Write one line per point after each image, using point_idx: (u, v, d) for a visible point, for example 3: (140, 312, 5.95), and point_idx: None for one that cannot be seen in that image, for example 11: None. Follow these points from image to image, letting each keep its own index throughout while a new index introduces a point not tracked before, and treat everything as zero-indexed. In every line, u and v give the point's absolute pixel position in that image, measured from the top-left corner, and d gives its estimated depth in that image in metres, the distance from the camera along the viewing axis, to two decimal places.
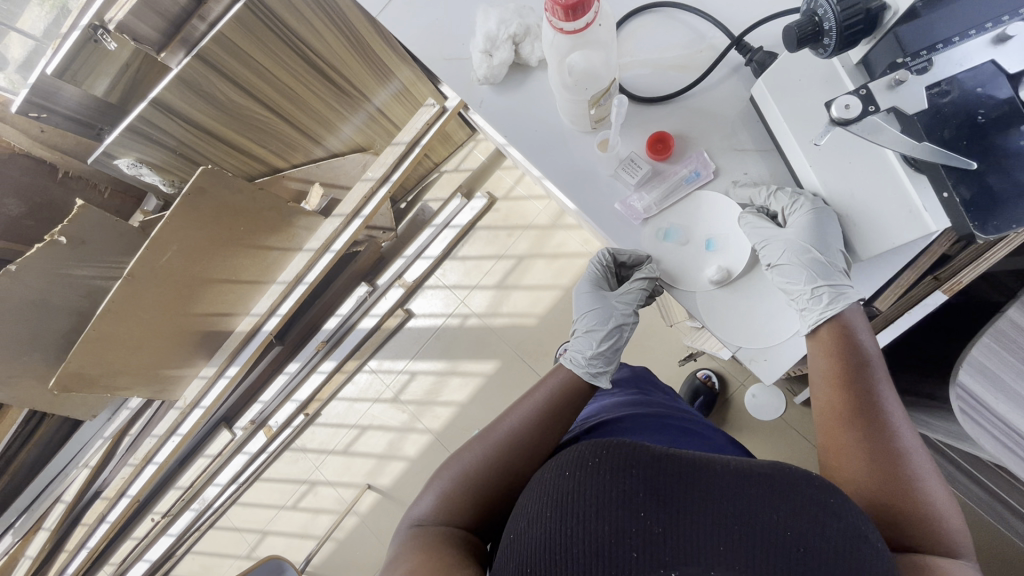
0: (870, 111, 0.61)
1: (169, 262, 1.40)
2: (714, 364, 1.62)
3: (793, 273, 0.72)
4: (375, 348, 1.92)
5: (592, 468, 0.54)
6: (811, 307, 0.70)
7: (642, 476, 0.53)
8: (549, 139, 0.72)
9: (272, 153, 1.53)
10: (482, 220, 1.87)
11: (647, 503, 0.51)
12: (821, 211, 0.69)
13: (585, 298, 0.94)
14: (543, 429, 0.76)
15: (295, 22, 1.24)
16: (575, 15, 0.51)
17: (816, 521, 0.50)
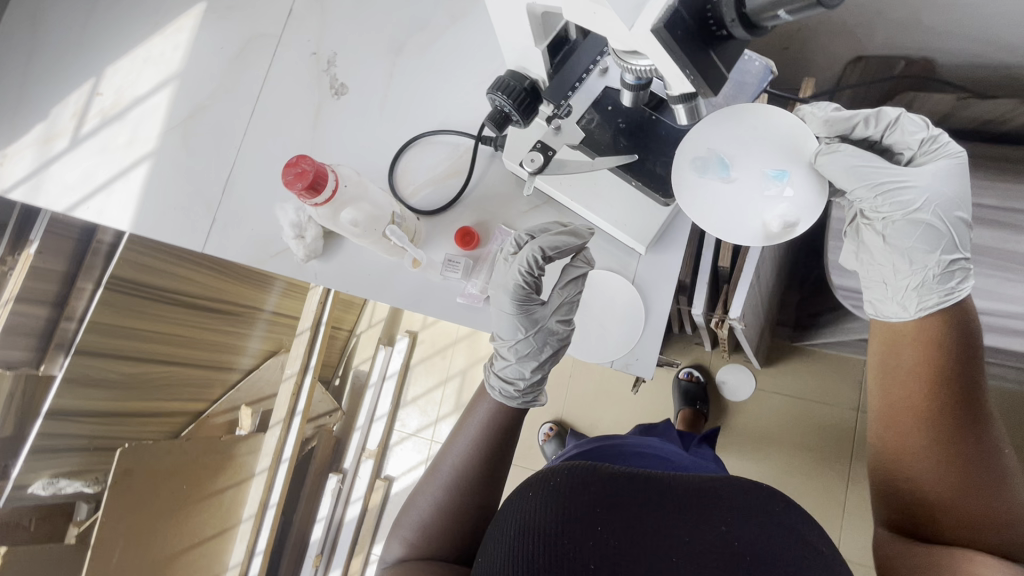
0: (552, 156, 0.64)
1: (122, 559, 1.31)
2: (688, 361, 1.63)
3: (907, 231, 0.73)
4: (372, 535, 1.76)
5: (551, 494, 0.49)
6: (930, 278, 0.71)
7: (606, 492, 0.48)
8: (377, 277, 0.72)
9: (189, 399, 1.53)
10: (414, 357, 1.88)
11: (617, 538, 0.46)
12: (953, 160, 0.72)
13: (505, 320, 0.70)
14: (494, 450, 0.71)
15: (158, 279, 1.30)
16: (317, 189, 0.57)
17: (772, 511, 0.47)
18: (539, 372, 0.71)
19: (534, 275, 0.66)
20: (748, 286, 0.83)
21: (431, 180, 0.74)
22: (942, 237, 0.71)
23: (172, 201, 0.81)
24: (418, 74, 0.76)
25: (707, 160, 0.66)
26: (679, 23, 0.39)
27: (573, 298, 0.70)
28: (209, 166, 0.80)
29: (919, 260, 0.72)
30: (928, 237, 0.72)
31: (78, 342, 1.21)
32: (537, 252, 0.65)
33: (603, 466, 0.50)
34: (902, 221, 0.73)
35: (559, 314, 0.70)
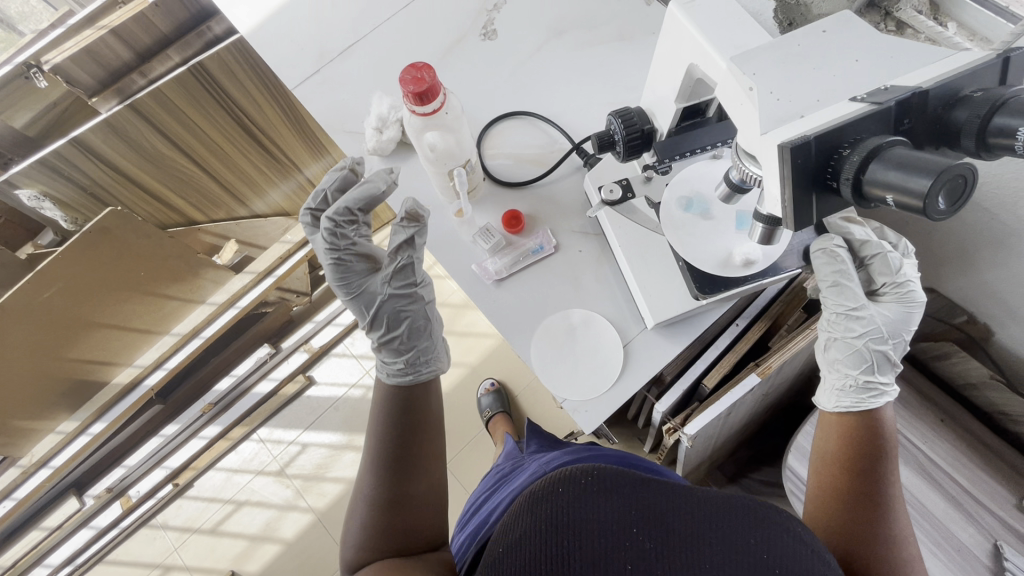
0: (629, 197, 0.66)
1: (52, 299, 1.33)
2: (624, 449, 1.64)
3: (841, 348, 0.77)
4: (267, 416, 1.82)
5: (575, 491, 0.56)
6: (847, 391, 0.75)
7: (633, 495, 0.56)
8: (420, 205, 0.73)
9: (191, 205, 1.55)
10: None
11: (633, 511, 0.55)
12: (905, 309, 0.77)
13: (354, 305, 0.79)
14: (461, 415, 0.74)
15: (233, 89, 1.35)
16: (424, 101, 0.53)
17: (784, 540, 0.54)
18: (403, 339, 0.77)
19: (340, 227, 0.73)
20: (713, 415, 0.84)
21: (513, 154, 0.74)
22: (874, 359, 0.76)
23: (294, 34, 0.83)
24: (559, 62, 0.78)
25: (690, 197, 0.62)
26: (803, 154, 0.42)
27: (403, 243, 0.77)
28: (342, 27, 0.83)
29: (841, 372, 0.77)
30: (858, 360, 0.76)
31: (135, 98, 1.24)
32: (331, 226, 0.73)
33: (625, 470, 0.58)
34: (844, 341, 0.77)
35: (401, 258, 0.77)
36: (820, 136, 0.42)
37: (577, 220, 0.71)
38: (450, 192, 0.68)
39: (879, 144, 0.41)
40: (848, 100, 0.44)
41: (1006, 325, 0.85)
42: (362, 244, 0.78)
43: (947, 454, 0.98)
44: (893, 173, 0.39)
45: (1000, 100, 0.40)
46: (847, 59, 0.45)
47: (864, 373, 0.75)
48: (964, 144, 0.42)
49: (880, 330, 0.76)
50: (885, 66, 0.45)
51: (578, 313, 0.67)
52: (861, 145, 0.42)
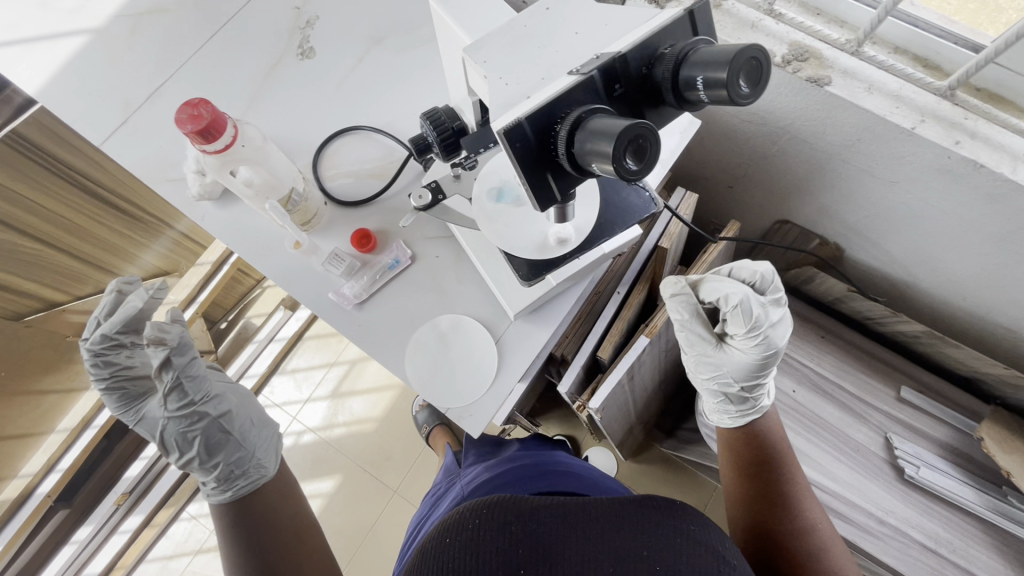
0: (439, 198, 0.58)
1: None
2: (566, 431, 1.67)
3: (704, 383, 0.87)
4: (194, 490, 1.69)
5: (462, 539, 0.51)
6: (716, 412, 0.88)
7: (522, 530, 0.51)
8: (264, 242, 0.68)
9: (52, 287, 1.38)
10: (310, 329, 1.83)
11: (520, 549, 0.49)
12: (757, 354, 0.80)
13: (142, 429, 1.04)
14: None
15: (62, 151, 1.23)
16: (209, 138, 0.53)
17: (678, 540, 0.51)
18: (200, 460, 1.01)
19: (104, 356, 0.98)
20: (612, 384, 0.86)
21: (353, 172, 0.71)
22: (728, 395, 0.84)
23: (89, 86, 0.76)
24: (385, 70, 0.76)
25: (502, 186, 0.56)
26: (518, 137, 0.41)
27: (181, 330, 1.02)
28: (145, 69, 0.76)
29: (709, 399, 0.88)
30: (717, 395, 0.86)
31: None
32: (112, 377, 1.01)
33: (513, 504, 0.53)
34: (703, 378, 0.87)
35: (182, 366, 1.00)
36: (531, 115, 0.41)
37: (428, 226, 0.69)
38: (285, 224, 0.64)
39: (579, 115, 0.41)
40: (565, 74, 0.44)
41: (847, 240, 0.94)
42: (135, 368, 1.03)
43: (834, 367, 1.07)
44: (591, 142, 0.39)
45: (682, 54, 0.42)
46: (566, 33, 0.46)
47: (725, 403, 0.86)
48: (666, 98, 0.44)
49: (727, 376, 0.83)
50: (600, 33, 0.46)
51: (445, 319, 0.65)
52: (568, 119, 0.41)
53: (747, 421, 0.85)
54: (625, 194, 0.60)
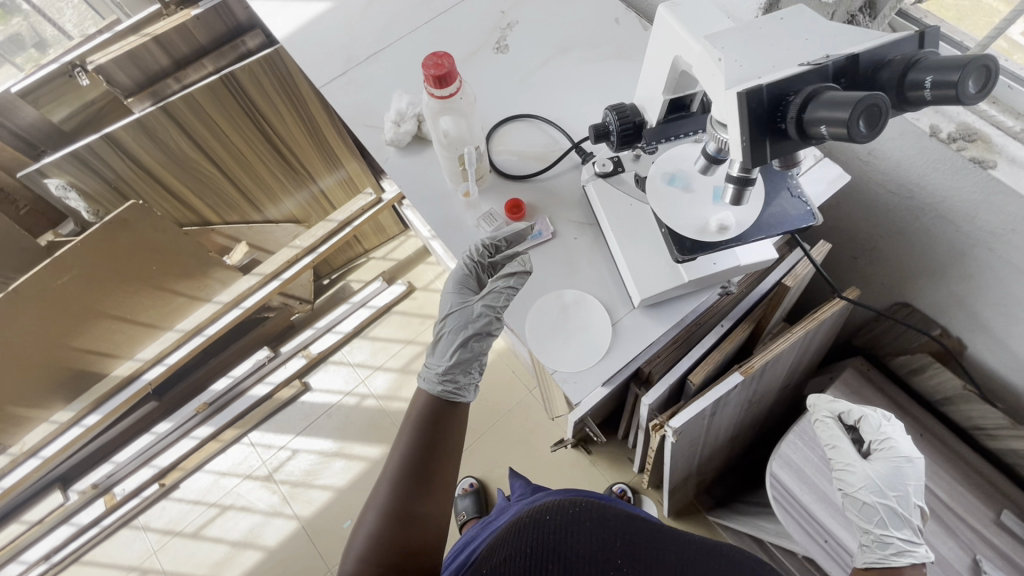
0: (622, 170, 0.73)
1: (65, 285, 1.36)
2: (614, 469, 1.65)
3: (861, 509, 0.86)
4: (260, 419, 1.82)
5: (567, 518, 0.57)
6: (874, 548, 0.85)
7: (618, 529, 0.56)
8: (430, 193, 0.79)
9: (208, 205, 1.61)
10: (399, 305, 1.95)
11: (618, 542, 0.55)
12: (901, 463, 0.85)
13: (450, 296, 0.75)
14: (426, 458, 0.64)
15: (261, 100, 1.44)
16: (443, 84, 0.62)
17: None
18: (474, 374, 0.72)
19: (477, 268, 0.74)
20: (699, 408, 0.86)
21: (518, 152, 0.81)
22: (883, 516, 0.85)
23: (324, 41, 0.92)
24: (563, 74, 0.86)
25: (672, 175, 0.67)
26: (757, 99, 0.46)
27: (451, 387, 0.69)
28: (369, 36, 0.91)
29: (859, 527, 0.87)
30: (870, 516, 0.85)
31: (168, 102, 1.33)
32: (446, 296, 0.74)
33: (612, 507, 0.58)
34: (852, 498, 0.87)
35: (468, 354, 0.71)
36: (771, 85, 0.46)
37: (571, 211, 0.77)
38: (458, 175, 0.75)
39: (817, 90, 0.45)
40: (796, 66, 0.48)
41: (972, 339, 0.92)
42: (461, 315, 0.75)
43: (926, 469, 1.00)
44: (823, 110, 0.42)
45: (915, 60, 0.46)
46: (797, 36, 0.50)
47: (878, 528, 0.85)
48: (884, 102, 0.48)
49: (874, 486, 0.85)
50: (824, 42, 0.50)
51: (573, 293, 0.72)
52: (803, 93, 0.45)
53: (904, 558, 0.82)
54: (786, 206, 0.66)
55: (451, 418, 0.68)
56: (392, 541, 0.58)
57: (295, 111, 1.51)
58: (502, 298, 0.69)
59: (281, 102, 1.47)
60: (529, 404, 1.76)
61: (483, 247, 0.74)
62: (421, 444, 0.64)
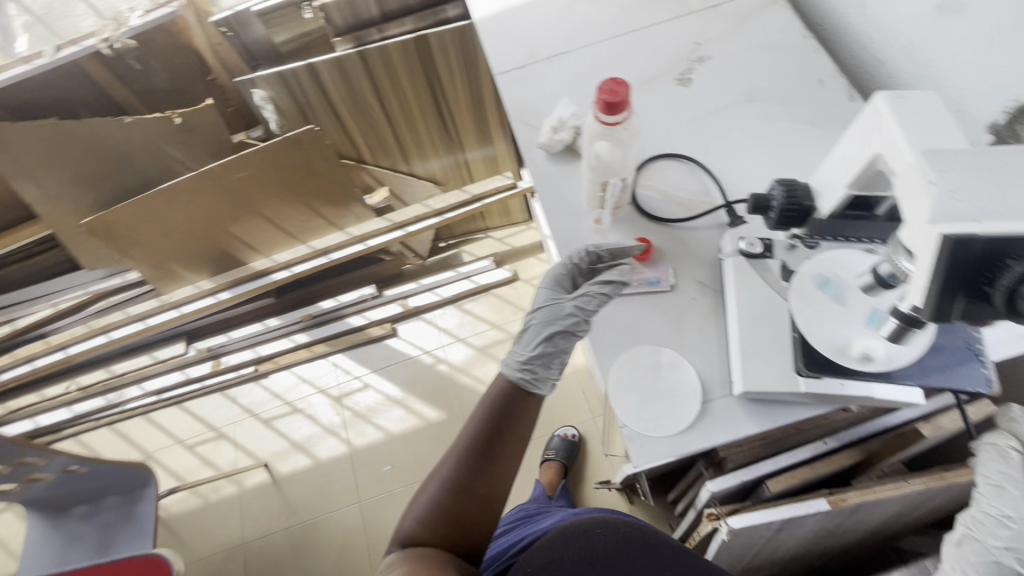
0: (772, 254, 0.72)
1: (240, 180, 1.58)
2: None
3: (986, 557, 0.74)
4: (348, 346, 1.98)
5: (617, 533, 0.71)
6: None
7: (659, 551, 0.71)
8: (566, 207, 0.79)
9: (368, 146, 1.76)
10: (499, 288, 2.00)
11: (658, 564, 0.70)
12: None
13: (544, 287, 0.75)
14: (487, 462, 0.66)
15: (442, 67, 1.53)
16: (611, 111, 0.62)
17: None
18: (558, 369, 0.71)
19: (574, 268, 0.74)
20: (768, 522, 0.77)
21: (664, 192, 0.78)
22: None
23: (514, 31, 0.94)
24: (738, 125, 0.80)
25: (830, 280, 0.66)
26: (962, 252, 0.45)
27: (530, 377, 0.69)
28: (557, 37, 0.92)
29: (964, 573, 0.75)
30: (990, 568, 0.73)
31: (366, 49, 1.46)
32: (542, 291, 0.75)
33: (653, 532, 0.73)
34: (984, 545, 0.74)
35: (552, 348, 0.71)
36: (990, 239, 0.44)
37: (697, 272, 0.74)
38: (596, 200, 0.74)
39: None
40: None
41: None
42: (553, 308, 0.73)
43: None
44: None
45: None
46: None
47: None
48: None
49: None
50: None
51: (667, 353, 0.69)
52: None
53: None
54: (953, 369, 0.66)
55: (522, 411, 0.69)
56: (450, 508, 0.65)
57: (468, 84, 1.59)
58: (595, 302, 0.69)
59: (458, 73, 1.55)
60: (586, 429, 1.73)
61: (587, 253, 0.73)
62: (495, 415, 0.68)
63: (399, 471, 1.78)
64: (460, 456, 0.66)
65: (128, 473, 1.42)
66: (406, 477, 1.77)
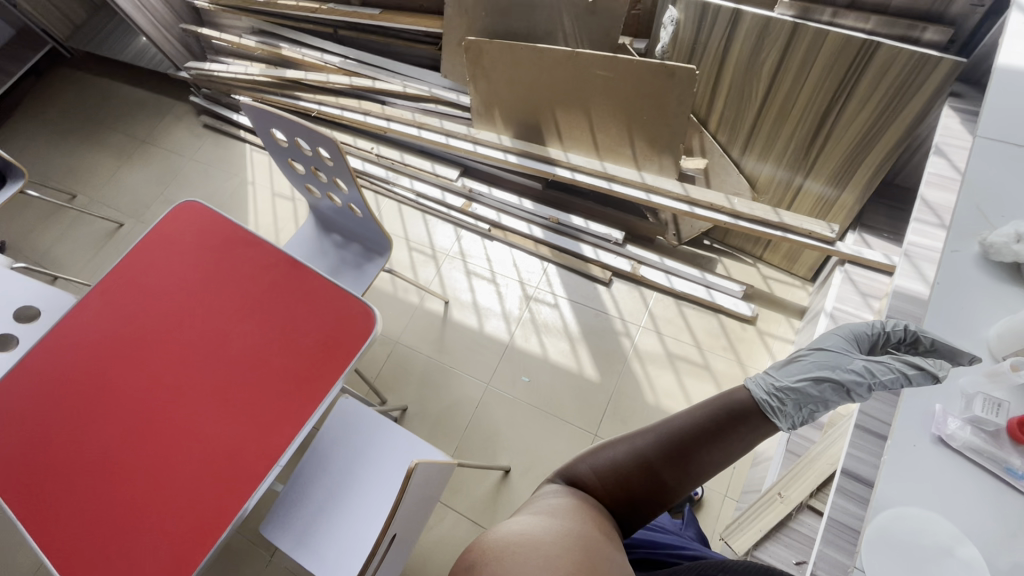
0: None
1: (597, 77, 1.68)
2: None
3: None
4: (565, 265, 2.05)
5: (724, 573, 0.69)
6: None
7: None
8: (972, 338, 0.84)
9: (722, 114, 1.65)
10: (727, 317, 1.85)
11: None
12: None
13: (830, 342, 0.92)
14: (676, 453, 0.78)
15: (866, 80, 1.35)
16: None
17: None
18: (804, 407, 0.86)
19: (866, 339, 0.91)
20: None
21: None
22: None
23: None
24: None
25: None
26: None
27: (777, 402, 0.83)
28: None
29: None
30: None
31: (807, 23, 1.34)
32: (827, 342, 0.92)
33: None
34: None
35: (812, 388, 0.87)
36: None
37: None
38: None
39: None
40: None
41: None
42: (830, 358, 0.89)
43: None
44: None
45: None
46: None
47: None
48: None
49: None
50: None
51: (968, 552, 0.69)
52: None
53: None
54: None
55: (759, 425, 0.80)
56: (629, 471, 0.79)
57: (877, 112, 1.39)
58: (887, 373, 0.83)
59: (876, 95, 1.36)
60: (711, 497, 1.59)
61: (890, 334, 0.89)
62: (704, 428, 0.78)
63: (532, 388, 1.87)
64: (654, 439, 0.80)
65: (375, 236, 1.71)
66: (534, 398, 1.85)
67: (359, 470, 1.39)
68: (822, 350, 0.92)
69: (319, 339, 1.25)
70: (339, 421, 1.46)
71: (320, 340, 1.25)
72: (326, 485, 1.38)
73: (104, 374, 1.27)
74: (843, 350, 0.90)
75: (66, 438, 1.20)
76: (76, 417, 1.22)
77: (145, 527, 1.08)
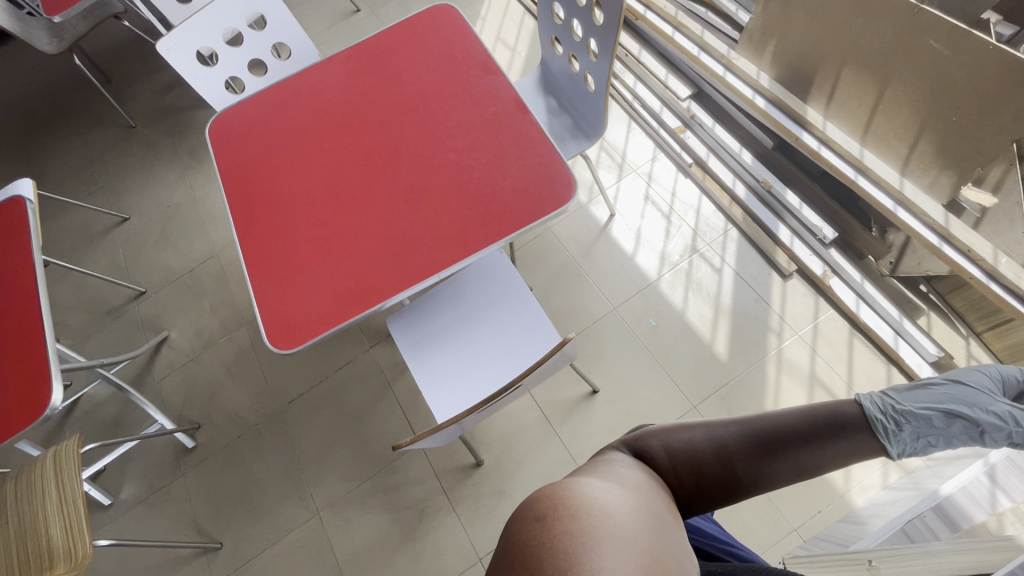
0: None
1: (926, 47, 1.38)
2: None
3: None
4: (750, 235, 1.87)
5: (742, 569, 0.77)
6: None
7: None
8: None
9: None
10: (899, 372, 1.62)
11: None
12: None
13: (968, 380, 1.07)
14: (761, 448, 0.78)
15: None
16: None
17: None
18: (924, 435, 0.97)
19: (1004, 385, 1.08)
20: None
21: None
22: None
23: None
24: None
25: None
26: None
27: (890, 424, 0.90)
28: None
29: None
30: None
31: None
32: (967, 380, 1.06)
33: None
34: None
35: (938, 418, 0.99)
36: None
37: None
38: None
39: None
40: None
41: None
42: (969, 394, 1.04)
43: None
44: None
45: None
46: None
47: None
48: None
49: None
50: None
51: None
52: None
53: None
54: None
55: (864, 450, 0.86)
56: (707, 455, 0.78)
57: None
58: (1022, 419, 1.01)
59: None
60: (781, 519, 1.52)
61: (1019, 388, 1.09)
62: (799, 434, 0.79)
63: (654, 332, 1.81)
64: (741, 432, 0.78)
65: (592, 115, 1.61)
66: (651, 341, 1.80)
67: (484, 317, 1.46)
68: (958, 386, 1.05)
69: (518, 185, 1.25)
70: (487, 267, 1.50)
71: (517, 187, 1.25)
72: (455, 314, 1.47)
73: (327, 131, 1.39)
74: (984, 390, 1.05)
75: (286, 169, 1.36)
76: (297, 157, 1.37)
77: (321, 272, 1.23)
